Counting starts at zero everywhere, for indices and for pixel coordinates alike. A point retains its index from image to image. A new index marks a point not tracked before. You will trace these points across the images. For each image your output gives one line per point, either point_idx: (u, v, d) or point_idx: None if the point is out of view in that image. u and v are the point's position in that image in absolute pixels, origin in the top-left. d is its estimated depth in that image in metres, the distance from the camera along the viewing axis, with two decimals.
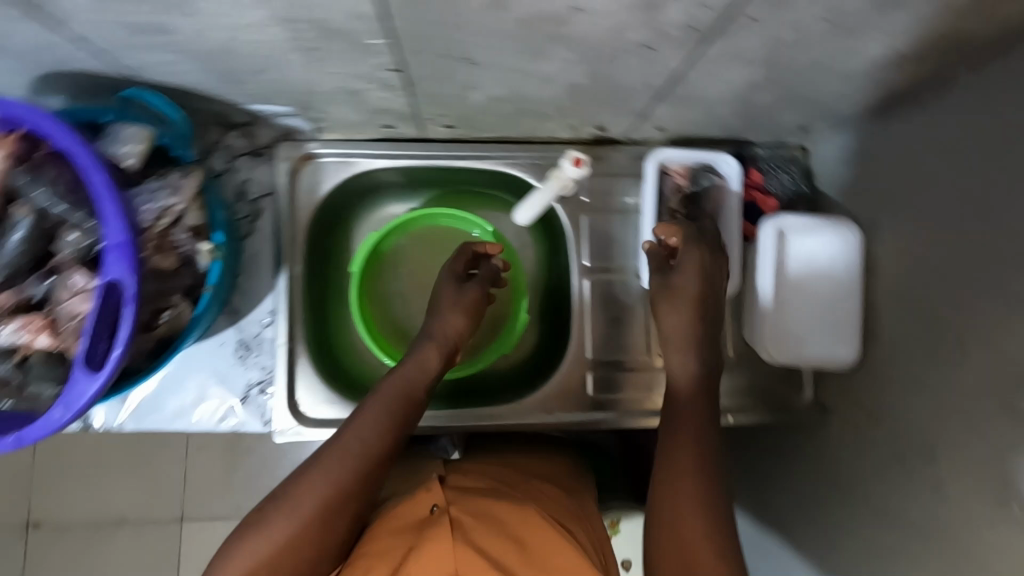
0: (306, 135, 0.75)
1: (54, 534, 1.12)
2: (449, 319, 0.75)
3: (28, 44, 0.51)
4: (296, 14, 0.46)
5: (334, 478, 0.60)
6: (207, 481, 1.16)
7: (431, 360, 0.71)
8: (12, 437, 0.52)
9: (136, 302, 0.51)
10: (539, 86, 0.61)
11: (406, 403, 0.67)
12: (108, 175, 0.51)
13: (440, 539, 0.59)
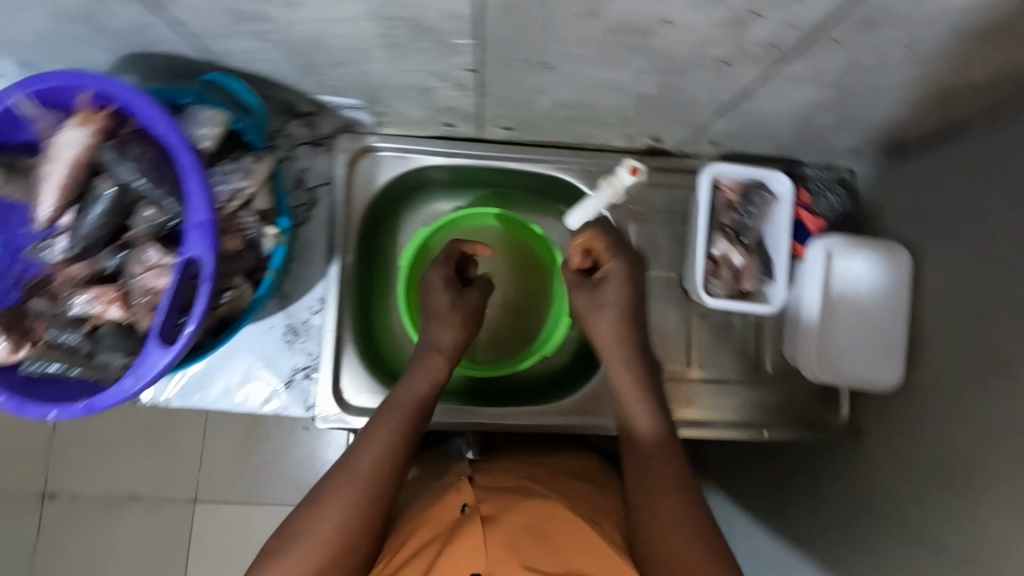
0: (367, 129, 0.77)
1: (67, 506, 1.16)
2: (449, 325, 0.75)
3: (127, 23, 0.53)
4: (395, 11, 0.48)
5: (353, 495, 0.60)
6: (220, 464, 1.19)
7: (436, 369, 0.72)
8: (83, 405, 0.54)
9: (213, 281, 0.52)
10: (607, 94, 0.63)
11: (408, 415, 0.67)
12: (197, 154, 0.52)
13: (471, 534, 0.58)
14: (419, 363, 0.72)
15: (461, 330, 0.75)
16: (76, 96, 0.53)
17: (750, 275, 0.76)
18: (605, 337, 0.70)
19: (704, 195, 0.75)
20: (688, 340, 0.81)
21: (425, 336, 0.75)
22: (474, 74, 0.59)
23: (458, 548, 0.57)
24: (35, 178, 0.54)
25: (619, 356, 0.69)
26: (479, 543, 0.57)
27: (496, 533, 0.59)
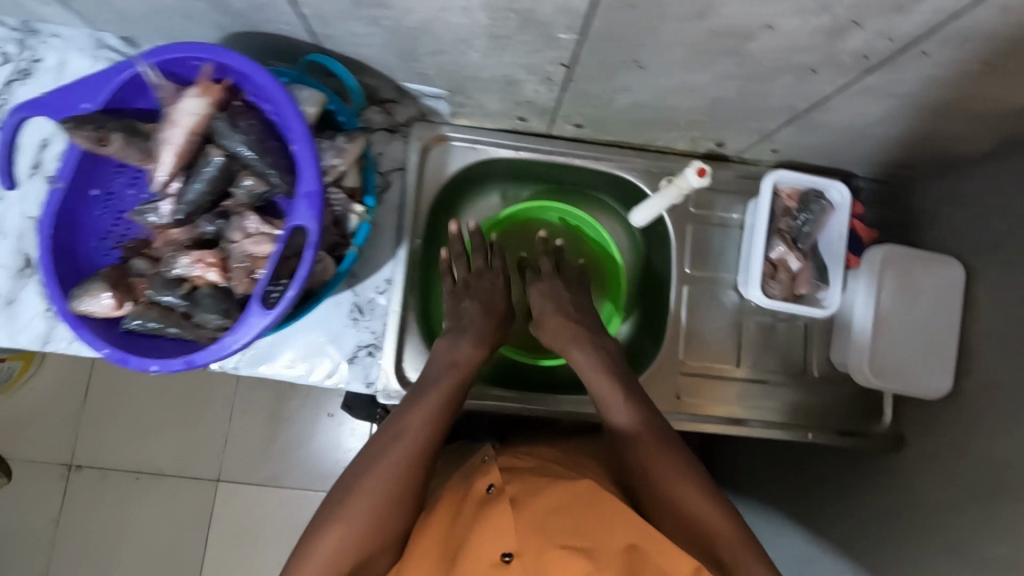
0: (441, 119, 0.80)
1: (95, 475, 1.28)
2: (484, 320, 0.78)
3: (251, 1, 0.56)
4: (510, 2, 0.50)
5: (383, 481, 0.61)
6: (241, 447, 1.31)
7: (463, 356, 0.73)
8: (182, 360, 0.56)
9: (316, 249, 0.54)
10: (686, 96, 0.65)
11: (439, 398, 0.68)
12: (307, 126, 0.54)
13: (499, 516, 0.58)
14: (455, 349, 0.73)
15: (492, 324, 0.78)
16: (195, 67, 0.55)
17: (805, 279, 0.78)
18: (586, 347, 0.75)
19: (767, 200, 0.77)
20: (737, 340, 0.83)
21: (460, 325, 0.77)
22: (565, 69, 0.62)
23: (487, 529, 0.57)
24: (153, 143, 0.56)
25: (595, 362, 0.73)
26: (508, 523, 0.57)
27: (526, 514, 0.58)
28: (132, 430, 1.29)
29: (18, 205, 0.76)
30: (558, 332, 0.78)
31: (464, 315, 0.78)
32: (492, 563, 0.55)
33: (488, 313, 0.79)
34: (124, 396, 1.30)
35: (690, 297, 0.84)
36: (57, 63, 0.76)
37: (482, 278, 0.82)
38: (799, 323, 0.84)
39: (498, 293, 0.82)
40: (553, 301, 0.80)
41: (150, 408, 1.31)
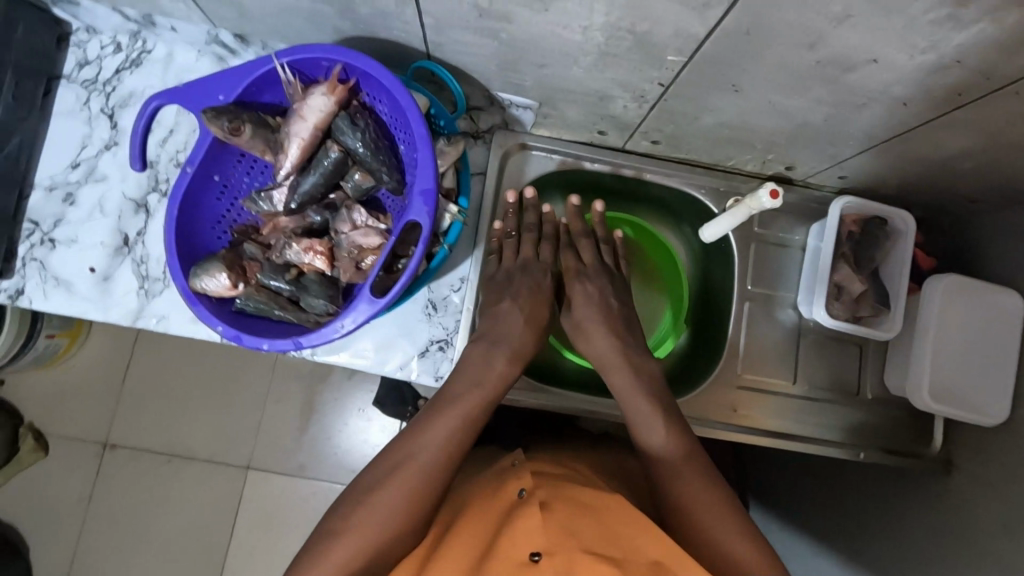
0: (523, 128, 0.83)
1: (130, 455, 1.38)
2: (521, 333, 0.76)
3: (380, 8, 0.59)
4: (629, 24, 0.54)
5: (406, 483, 0.62)
6: (271, 437, 1.40)
7: (494, 366, 0.72)
8: (291, 341, 0.60)
9: (429, 243, 0.58)
10: (770, 120, 0.69)
11: (467, 408, 0.68)
12: (428, 127, 0.58)
13: (529, 516, 0.57)
14: (488, 363, 0.72)
15: (522, 346, 0.76)
16: (324, 67, 0.59)
17: (867, 302, 0.80)
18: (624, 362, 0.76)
19: (835, 223, 0.79)
20: (792, 357, 0.86)
21: (491, 340, 0.75)
22: (661, 88, 0.66)
23: (517, 530, 0.56)
24: (280, 135, 0.60)
25: (631, 384, 0.73)
26: (537, 523, 0.57)
27: (555, 518, 0.58)
28: (171, 417, 1.40)
29: (119, 187, 0.80)
30: (594, 340, 0.79)
31: (494, 332, 0.75)
32: (518, 564, 0.54)
33: (520, 324, 0.77)
34: (170, 379, 1.42)
35: (751, 312, 0.86)
36: (165, 54, 0.81)
37: (527, 274, 0.80)
38: (855, 344, 0.87)
39: (541, 292, 0.80)
40: (595, 308, 0.80)
41: (191, 395, 1.42)
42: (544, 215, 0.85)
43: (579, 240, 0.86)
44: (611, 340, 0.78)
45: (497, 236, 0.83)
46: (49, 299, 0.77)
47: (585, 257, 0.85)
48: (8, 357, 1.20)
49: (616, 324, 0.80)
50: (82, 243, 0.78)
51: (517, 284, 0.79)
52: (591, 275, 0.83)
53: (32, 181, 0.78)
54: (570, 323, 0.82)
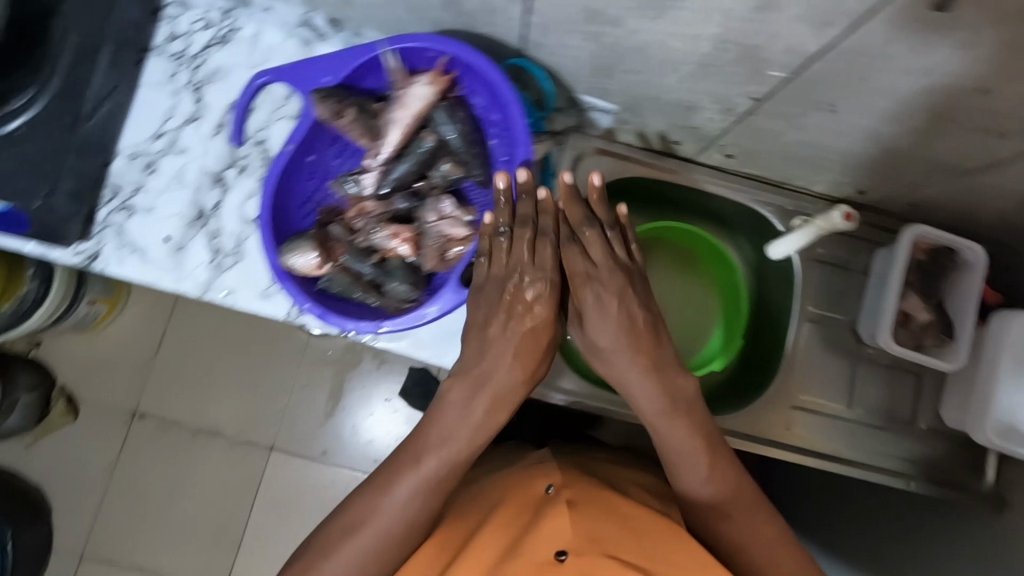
0: (597, 133, 0.84)
1: (156, 428, 1.39)
2: (511, 367, 0.64)
3: (489, 4, 0.61)
4: (741, 37, 0.54)
5: (381, 531, 0.60)
6: (295, 420, 1.41)
7: (474, 415, 0.63)
8: (377, 324, 0.61)
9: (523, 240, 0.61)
10: (856, 142, 0.69)
11: (434, 467, 0.61)
12: (529, 126, 0.61)
13: (558, 517, 0.57)
14: (468, 410, 0.63)
15: (514, 387, 0.64)
16: (427, 58, 0.60)
17: (931, 332, 0.80)
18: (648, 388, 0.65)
19: (907, 250, 0.79)
20: (846, 380, 0.86)
21: (478, 377, 0.64)
22: (753, 103, 0.66)
23: (543, 530, 0.56)
24: (381, 120, 0.61)
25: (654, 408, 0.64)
26: (565, 524, 0.56)
27: (582, 519, 0.57)
28: (198, 393, 1.41)
29: (198, 160, 0.81)
30: (615, 363, 0.66)
31: (481, 369, 0.64)
32: (541, 566, 0.54)
33: (510, 358, 0.63)
34: (200, 354, 1.43)
35: (810, 332, 0.86)
36: (252, 33, 0.82)
37: (520, 289, 0.63)
38: (911, 373, 0.86)
39: (538, 308, 0.63)
40: (608, 326, 0.65)
41: (220, 372, 1.43)
42: (541, 203, 0.65)
43: (583, 232, 0.65)
44: (632, 364, 0.65)
45: (486, 235, 0.64)
46: (123, 265, 0.79)
47: (590, 255, 0.66)
48: (51, 319, 1.22)
49: (639, 341, 0.65)
50: (159, 212, 0.80)
51: (508, 301, 0.63)
52: (598, 279, 0.65)
53: (115, 148, 0.80)
54: (582, 337, 0.68)
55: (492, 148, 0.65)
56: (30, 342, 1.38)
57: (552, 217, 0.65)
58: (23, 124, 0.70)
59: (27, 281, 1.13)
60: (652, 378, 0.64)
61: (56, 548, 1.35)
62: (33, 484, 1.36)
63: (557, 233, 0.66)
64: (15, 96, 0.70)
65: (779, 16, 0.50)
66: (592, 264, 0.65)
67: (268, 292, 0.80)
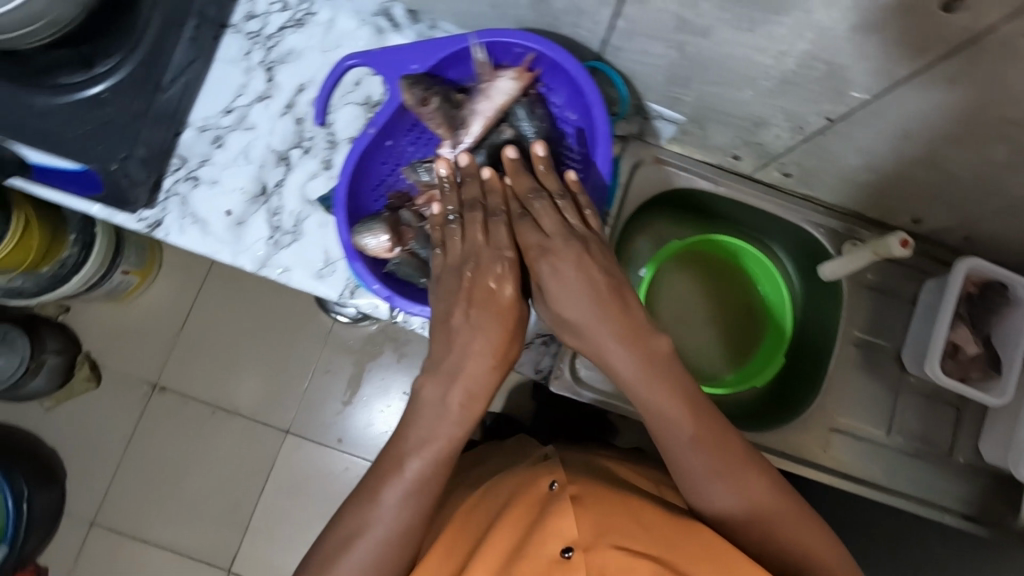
0: (657, 142, 0.85)
1: (175, 401, 1.40)
2: (479, 355, 0.57)
3: (579, 6, 0.62)
4: (830, 56, 0.55)
5: (377, 543, 0.55)
6: (313, 405, 1.41)
7: (450, 410, 0.58)
8: None
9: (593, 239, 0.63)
10: (922, 169, 0.70)
11: (418, 469, 0.57)
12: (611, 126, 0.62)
13: (564, 515, 0.56)
14: (444, 404, 0.58)
15: (485, 373, 0.58)
16: (514, 54, 0.62)
17: (977, 365, 0.80)
18: (623, 361, 0.58)
19: (959, 283, 0.79)
20: (886, 407, 0.86)
21: (450, 370, 0.58)
22: (826, 123, 0.67)
23: (549, 527, 0.55)
24: (465, 111, 0.62)
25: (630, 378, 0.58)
26: (571, 519, 0.55)
27: (586, 515, 0.56)
28: (220, 370, 1.41)
29: (265, 137, 0.82)
30: (586, 339, 0.59)
31: (450, 362, 0.58)
32: (549, 564, 0.53)
33: (476, 348, 0.57)
34: (224, 332, 1.43)
35: (853, 356, 0.86)
36: (327, 19, 0.83)
37: (480, 273, 0.59)
38: (951, 405, 0.86)
39: (501, 294, 0.58)
40: (572, 302, 0.57)
41: (241, 351, 1.43)
42: (487, 183, 0.63)
43: (531, 204, 0.61)
44: (603, 339, 0.57)
45: (438, 224, 0.63)
46: (184, 234, 0.80)
47: (544, 228, 0.60)
48: (87, 287, 1.24)
49: (606, 312, 0.57)
50: (223, 186, 0.81)
51: (469, 287, 0.59)
52: (556, 251, 0.58)
53: (186, 120, 0.81)
54: (548, 314, 0.61)
55: (564, 147, 0.68)
56: (58, 307, 1.39)
57: (501, 195, 0.62)
58: (104, 89, 0.71)
59: (69, 246, 1.16)
60: (623, 348, 0.57)
61: (67, 513, 1.35)
62: (50, 448, 1.37)
63: (507, 210, 0.62)
64: (101, 62, 0.71)
65: (877, 38, 0.51)
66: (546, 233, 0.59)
67: (322, 272, 0.80)
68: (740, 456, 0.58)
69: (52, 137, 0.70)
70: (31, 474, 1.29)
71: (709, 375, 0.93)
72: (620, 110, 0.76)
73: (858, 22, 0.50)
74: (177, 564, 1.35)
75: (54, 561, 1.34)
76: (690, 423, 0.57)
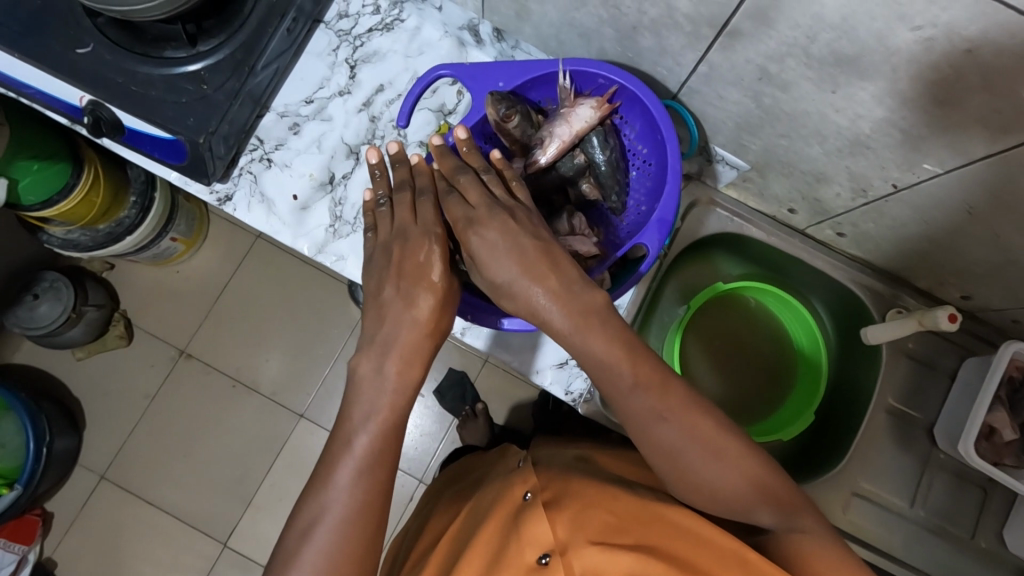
0: (714, 184, 0.85)
1: (199, 369, 1.43)
2: (410, 324, 0.61)
3: (665, 47, 0.64)
4: (907, 125, 0.57)
5: (335, 530, 0.56)
6: (331, 392, 1.43)
7: (388, 381, 0.60)
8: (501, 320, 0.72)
9: (649, 268, 0.65)
10: (982, 248, 0.70)
11: (362, 451, 0.58)
12: (681, 160, 0.64)
13: (539, 521, 0.59)
14: (375, 388, 0.60)
15: (420, 341, 0.61)
16: (598, 84, 0.67)
17: (1012, 451, 0.79)
18: (556, 316, 0.59)
19: (1003, 367, 0.77)
20: (913, 479, 0.85)
21: (382, 344, 0.61)
22: (891, 188, 0.68)
23: (525, 534, 0.58)
24: (544, 132, 0.67)
25: (563, 321, 0.59)
26: (543, 526, 0.58)
27: (558, 515, 0.58)
28: (247, 345, 1.44)
29: (340, 131, 0.85)
30: (518, 298, 0.60)
31: (384, 335, 0.61)
32: (529, 569, 0.56)
33: (408, 318, 0.61)
34: (255, 308, 1.46)
35: (886, 423, 0.85)
36: (414, 26, 0.86)
37: (409, 248, 0.63)
38: (979, 487, 0.85)
39: (431, 274, 0.62)
40: (515, 271, 0.59)
41: (268, 328, 1.45)
42: (416, 168, 0.70)
43: (459, 181, 0.65)
44: (530, 293, 0.59)
45: (372, 210, 0.69)
46: (251, 212, 0.83)
47: (471, 200, 0.63)
48: (135, 250, 1.25)
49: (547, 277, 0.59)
50: (294, 170, 0.84)
51: (399, 263, 0.63)
52: (481, 220, 0.61)
53: (268, 104, 0.84)
54: (483, 281, 0.62)
55: (631, 178, 0.72)
56: (104, 265, 1.43)
57: (432, 175, 0.68)
58: (202, 68, 0.75)
59: (127, 207, 1.17)
60: (551, 292, 0.59)
61: (80, 463, 1.37)
62: (75, 396, 1.40)
63: (435, 188, 0.67)
64: (203, 42, 0.76)
65: (958, 115, 0.53)
66: (468, 214, 0.62)
67: None
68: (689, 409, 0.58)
69: (144, 103, 0.74)
70: (58, 420, 1.31)
71: (740, 418, 0.93)
72: (687, 149, 0.76)
73: (941, 97, 0.52)
74: (177, 530, 1.36)
75: (60, 508, 1.35)
76: (630, 368, 0.58)
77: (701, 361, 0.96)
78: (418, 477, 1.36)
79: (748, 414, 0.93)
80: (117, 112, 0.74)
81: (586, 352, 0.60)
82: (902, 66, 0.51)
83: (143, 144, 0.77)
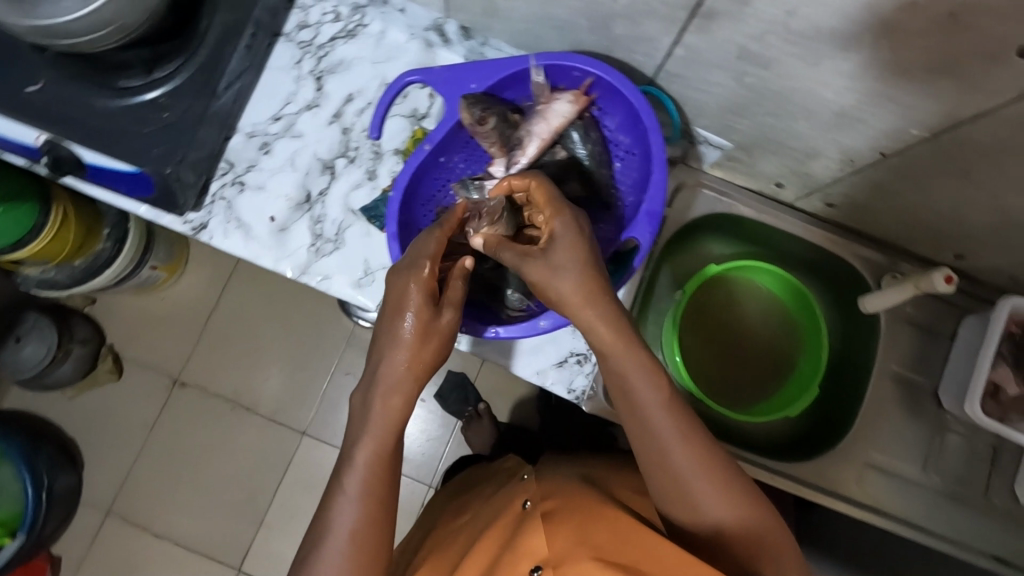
0: (699, 166, 0.84)
1: (194, 394, 1.40)
2: (400, 351, 0.58)
3: (641, 35, 0.62)
4: (893, 93, 0.56)
5: (349, 561, 0.55)
6: (331, 405, 1.40)
7: (378, 413, 0.58)
8: (492, 330, 0.70)
9: (644, 260, 0.64)
10: (976, 210, 0.69)
11: (363, 479, 0.57)
12: (664, 142, 0.62)
13: (535, 534, 0.56)
14: (369, 415, 0.58)
15: (403, 376, 0.58)
16: (573, 77, 0.66)
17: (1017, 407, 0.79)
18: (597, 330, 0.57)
19: (1002, 325, 0.77)
20: (922, 444, 0.85)
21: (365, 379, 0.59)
22: (879, 157, 0.67)
23: (521, 545, 0.56)
24: (522, 131, 0.65)
25: (603, 334, 0.56)
26: (538, 537, 0.56)
27: (557, 528, 0.55)
28: (241, 367, 1.41)
29: (312, 146, 0.83)
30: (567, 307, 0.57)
31: (369, 370, 0.60)
32: None
33: (394, 348, 0.58)
34: (246, 328, 1.43)
35: (891, 391, 0.85)
36: (378, 31, 0.84)
37: (409, 271, 0.60)
38: (988, 447, 0.85)
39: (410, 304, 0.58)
40: (564, 283, 0.56)
41: (262, 348, 1.42)
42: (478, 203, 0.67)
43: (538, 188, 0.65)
44: (574, 298, 0.56)
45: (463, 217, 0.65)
46: (228, 239, 0.80)
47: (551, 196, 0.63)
48: (117, 281, 1.21)
49: (585, 296, 0.56)
50: (269, 191, 0.81)
51: (390, 294, 0.60)
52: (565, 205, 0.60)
53: (236, 126, 0.81)
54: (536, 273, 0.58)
55: (615, 170, 0.71)
56: (86, 299, 1.39)
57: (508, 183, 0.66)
58: (161, 94, 0.74)
59: (102, 239, 1.13)
60: (593, 306, 0.56)
61: (83, 501, 1.34)
62: (69, 434, 1.37)
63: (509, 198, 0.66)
64: (159, 68, 0.73)
65: (946, 80, 0.52)
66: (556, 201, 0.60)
67: (363, 282, 0.80)
68: (718, 459, 0.55)
69: (107, 137, 0.72)
70: (55, 461, 1.28)
71: (744, 400, 0.93)
72: (671, 134, 0.75)
73: (929, 65, 0.51)
74: (189, 558, 1.34)
75: (67, 549, 1.32)
76: (663, 392, 0.56)
77: (698, 346, 0.95)
78: (427, 483, 1.34)
79: (751, 396, 0.93)
80: (78, 150, 0.71)
81: (627, 377, 0.56)
82: (885, 34, 0.49)
83: (109, 180, 0.73)
